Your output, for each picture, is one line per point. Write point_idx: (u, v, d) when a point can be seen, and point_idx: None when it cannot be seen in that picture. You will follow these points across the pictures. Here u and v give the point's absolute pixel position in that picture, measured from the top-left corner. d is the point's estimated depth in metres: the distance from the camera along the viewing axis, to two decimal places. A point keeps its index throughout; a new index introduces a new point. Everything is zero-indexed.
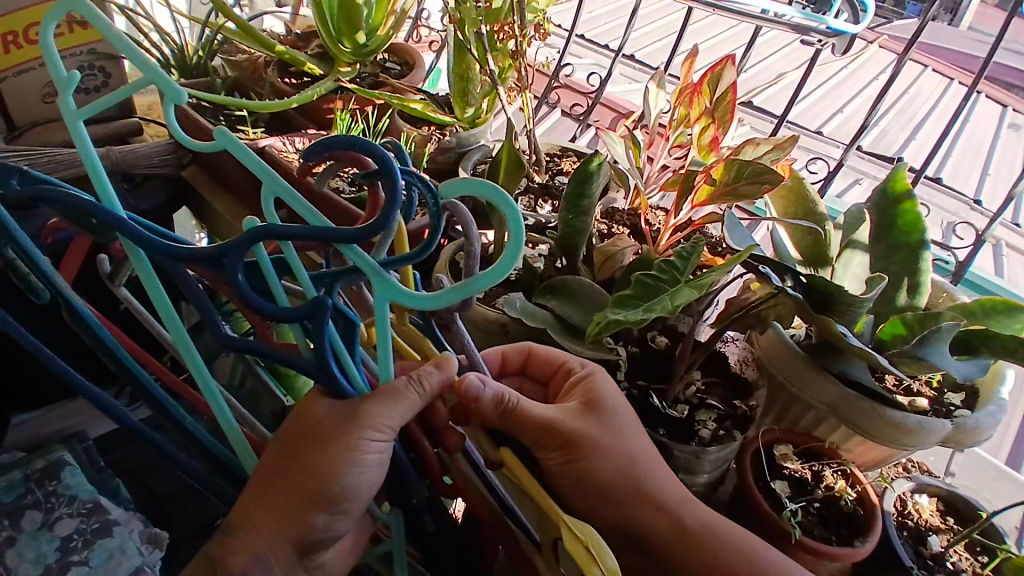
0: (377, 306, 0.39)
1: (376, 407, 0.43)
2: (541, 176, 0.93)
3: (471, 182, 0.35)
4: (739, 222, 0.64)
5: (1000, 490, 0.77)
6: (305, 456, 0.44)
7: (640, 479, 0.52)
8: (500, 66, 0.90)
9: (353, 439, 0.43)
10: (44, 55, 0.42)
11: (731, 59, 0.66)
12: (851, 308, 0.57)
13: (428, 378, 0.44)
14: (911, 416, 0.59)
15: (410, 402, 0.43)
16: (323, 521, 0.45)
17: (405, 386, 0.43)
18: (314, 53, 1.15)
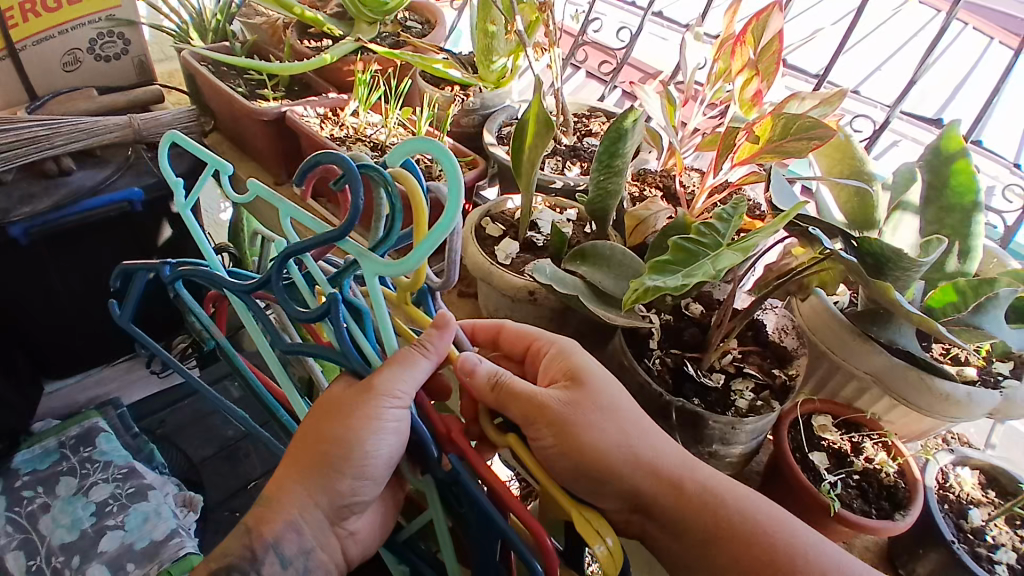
0: (371, 287, 0.42)
1: (389, 373, 0.44)
2: (569, 138, 0.90)
3: (401, 146, 0.39)
4: (785, 180, 0.60)
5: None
6: (325, 425, 0.46)
7: (683, 480, 0.50)
8: (528, 20, 0.85)
9: (369, 410, 0.44)
10: (169, 180, 0.51)
11: (778, 3, 0.61)
12: (908, 273, 0.54)
13: (437, 346, 0.45)
14: (960, 386, 0.56)
15: (420, 369, 0.44)
16: (349, 486, 0.48)
17: (414, 353, 0.44)
18: (332, 15, 1.12)
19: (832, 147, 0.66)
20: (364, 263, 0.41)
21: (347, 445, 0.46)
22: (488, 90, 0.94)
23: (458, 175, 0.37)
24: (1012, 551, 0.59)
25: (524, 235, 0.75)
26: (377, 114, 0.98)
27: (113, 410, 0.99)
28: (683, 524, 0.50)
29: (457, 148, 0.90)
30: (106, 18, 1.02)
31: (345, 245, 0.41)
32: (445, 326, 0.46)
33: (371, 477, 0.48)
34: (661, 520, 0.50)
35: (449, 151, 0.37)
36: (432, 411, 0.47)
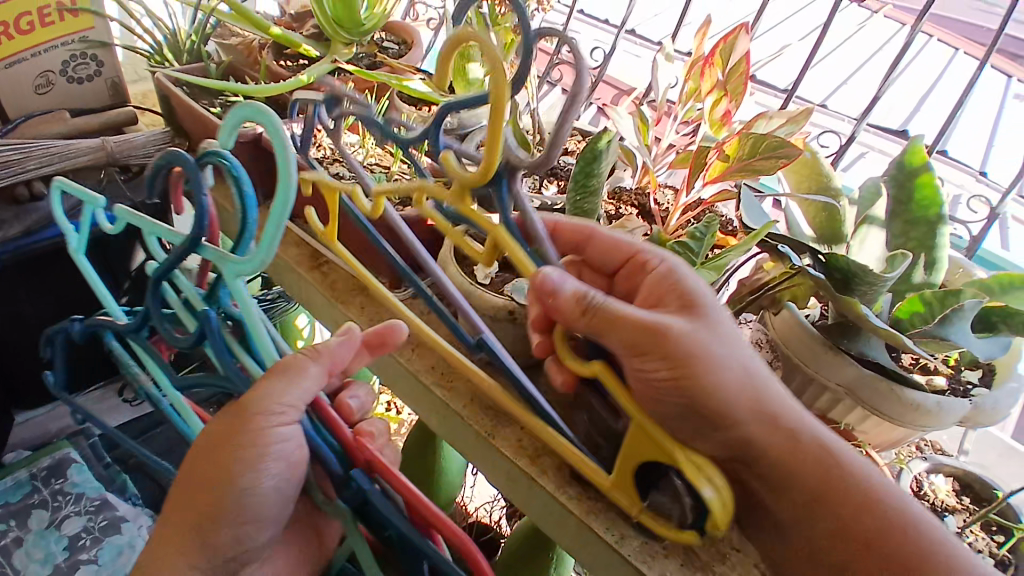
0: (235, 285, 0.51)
1: (275, 388, 0.50)
2: (545, 157, 0.91)
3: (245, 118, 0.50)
4: (754, 199, 0.63)
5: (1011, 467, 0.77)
6: (202, 466, 0.52)
7: (792, 431, 0.54)
8: (503, 42, 0.86)
9: (246, 444, 0.51)
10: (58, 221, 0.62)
11: (745, 26, 0.63)
12: (874, 288, 0.55)
13: (325, 351, 0.53)
14: (930, 396, 0.58)
15: (308, 377, 0.51)
16: (229, 534, 0.53)
17: (302, 358, 0.52)
18: (308, 36, 1.13)
19: (799, 165, 0.67)
20: (223, 267, 0.50)
21: (225, 482, 0.51)
22: (465, 109, 0.96)
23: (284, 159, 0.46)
24: (990, 556, 0.60)
25: (503, 254, 0.76)
26: (354, 134, 0.98)
27: (85, 439, 0.97)
28: (789, 480, 0.55)
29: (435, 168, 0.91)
30: (80, 40, 1.01)
31: (206, 252, 0.51)
32: (349, 336, 0.53)
33: (254, 519, 0.54)
34: (760, 465, 0.54)
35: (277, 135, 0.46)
36: (332, 418, 0.54)
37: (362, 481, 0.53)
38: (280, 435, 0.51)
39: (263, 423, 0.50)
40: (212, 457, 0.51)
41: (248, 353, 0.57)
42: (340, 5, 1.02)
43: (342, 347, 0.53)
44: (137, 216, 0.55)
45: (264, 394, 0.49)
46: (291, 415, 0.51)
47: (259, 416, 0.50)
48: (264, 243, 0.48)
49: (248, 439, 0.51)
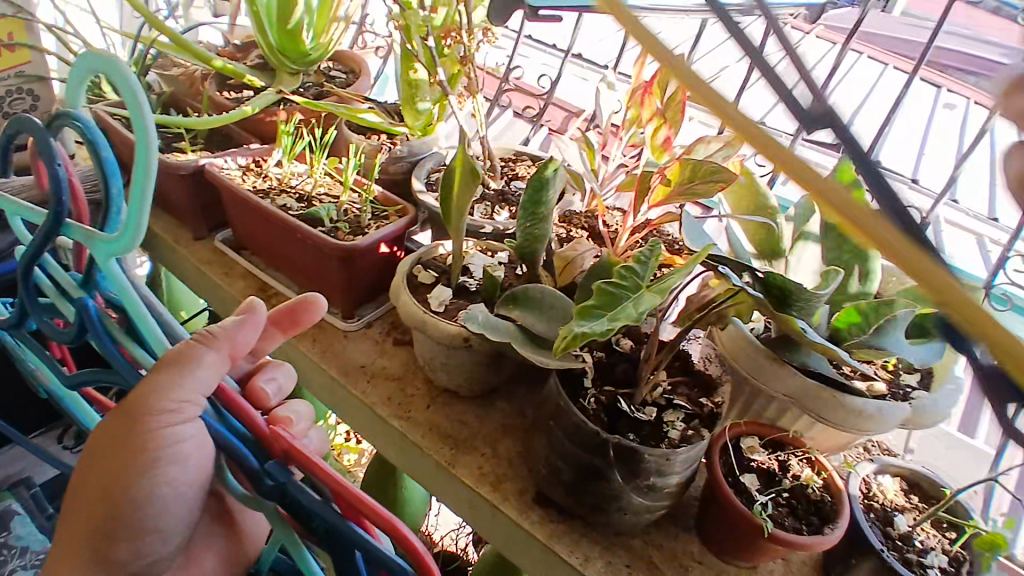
0: (106, 265, 0.51)
1: (170, 375, 0.51)
2: (496, 182, 0.92)
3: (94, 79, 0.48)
4: (696, 222, 0.65)
5: (956, 459, 0.86)
6: (101, 464, 0.58)
7: None
8: (450, 72, 0.88)
9: (138, 445, 0.58)
10: None
11: (681, 57, 0.66)
12: (810, 303, 0.58)
13: (219, 338, 0.54)
14: (871, 402, 0.60)
15: (201, 362, 0.52)
16: (128, 532, 0.61)
17: (195, 344, 0.53)
18: (252, 67, 1.12)
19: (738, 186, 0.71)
20: (92, 244, 0.50)
21: (118, 484, 0.58)
22: (415, 138, 0.96)
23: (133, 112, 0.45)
24: (942, 554, 0.62)
25: (456, 280, 0.76)
26: (301, 163, 0.97)
27: (27, 490, 0.92)
28: None
29: (385, 196, 0.90)
30: (13, 74, 0.98)
31: (74, 232, 0.51)
32: (248, 315, 0.55)
33: (150, 523, 0.63)
34: None
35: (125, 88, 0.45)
36: (238, 404, 0.52)
37: (276, 474, 0.49)
38: (172, 433, 0.57)
39: (157, 424, 0.56)
40: (108, 461, 0.58)
41: (135, 344, 0.56)
42: (286, 38, 1.03)
43: (234, 329, 0.54)
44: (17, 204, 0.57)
45: (154, 388, 0.52)
46: (188, 412, 0.55)
47: (150, 417, 0.55)
48: (128, 226, 0.48)
49: (144, 443, 0.57)
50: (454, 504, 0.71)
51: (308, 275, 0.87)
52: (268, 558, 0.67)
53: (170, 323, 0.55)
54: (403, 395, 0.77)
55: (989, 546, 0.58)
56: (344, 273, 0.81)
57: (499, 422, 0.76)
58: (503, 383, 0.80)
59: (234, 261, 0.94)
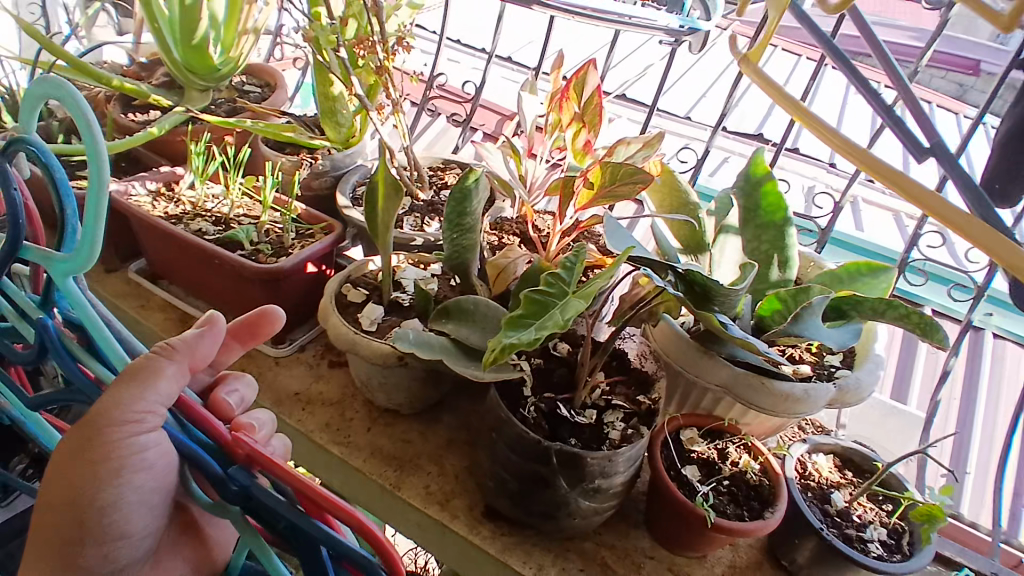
0: (63, 285, 0.43)
1: (130, 391, 0.46)
2: (425, 193, 0.91)
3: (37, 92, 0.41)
4: (619, 224, 0.62)
5: (891, 427, 0.95)
6: (56, 477, 0.50)
7: None
8: (367, 83, 0.86)
9: (96, 455, 0.50)
10: None
11: (593, 62, 0.67)
12: (728, 300, 0.59)
13: (178, 348, 0.48)
14: (797, 385, 0.63)
15: (162, 374, 0.46)
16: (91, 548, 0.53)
17: (154, 357, 0.47)
18: (159, 86, 1.06)
19: (659, 184, 0.75)
20: (48, 265, 0.42)
21: (73, 497, 0.51)
22: (337, 151, 0.93)
23: (79, 116, 0.37)
24: (881, 526, 0.66)
25: (389, 297, 0.74)
26: (217, 184, 0.93)
27: None
28: None
29: (309, 213, 0.87)
30: None
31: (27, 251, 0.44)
32: (211, 326, 0.50)
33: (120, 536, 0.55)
34: None
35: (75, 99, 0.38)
36: (200, 415, 0.46)
37: (239, 478, 0.44)
38: (132, 442, 0.50)
39: (118, 434, 0.49)
40: (60, 473, 0.50)
41: (97, 361, 0.48)
42: (193, 55, 0.98)
43: (196, 339, 0.49)
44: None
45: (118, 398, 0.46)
46: (152, 421, 0.49)
47: (110, 426, 0.48)
48: (83, 243, 0.41)
49: (101, 453, 0.50)
50: (403, 527, 0.69)
51: (233, 301, 0.82)
52: (235, 567, 0.61)
53: (126, 336, 0.47)
54: (342, 420, 0.74)
55: (926, 517, 0.62)
56: (271, 295, 0.78)
57: (444, 438, 0.74)
58: (446, 396, 0.79)
59: (152, 293, 0.89)
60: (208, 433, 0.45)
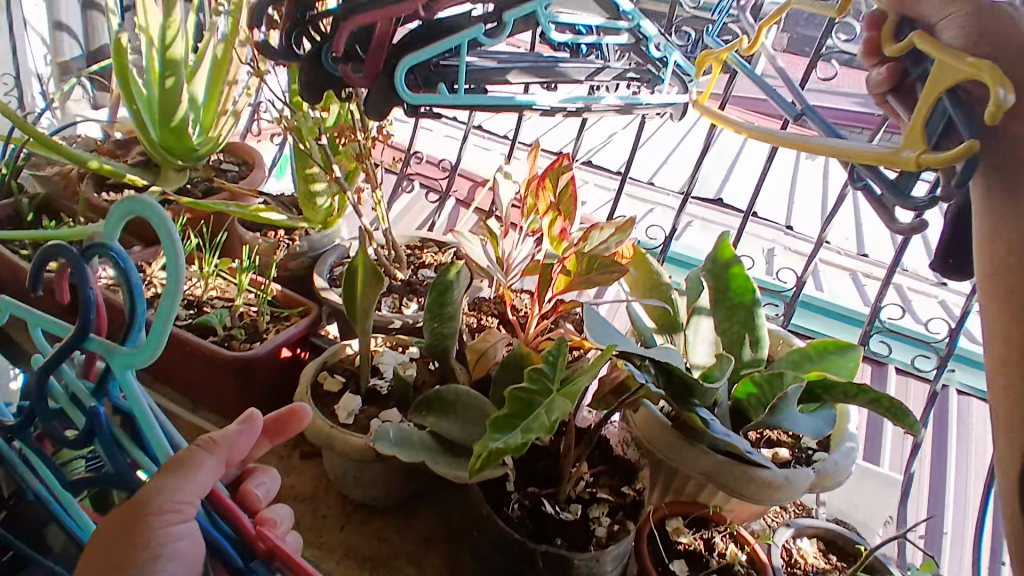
0: (123, 377, 0.44)
1: (168, 483, 0.43)
2: (403, 273, 0.91)
3: (116, 211, 0.42)
4: (598, 314, 0.60)
5: (869, 492, 0.93)
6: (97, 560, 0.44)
7: None
8: (347, 169, 0.85)
9: (143, 537, 0.44)
10: None
11: (567, 158, 0.70)
12: (707, 396, 0.62)
13: (223, 441, 0.47)
14: (779, 471, 0.62)
15: (202, 474, 0.45)
16: None
17: (194, 452, 0.45)
18: (135, 165, 1.06)
19: (634, 263, 0.77)
20: (111, 359, 0.44)
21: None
22: (315, 230, 0.94)
23: (163, 218, 0.40)
24: None
25: (366, 385, 0.72)
26: (191, 265, 0.92)
27: None
28: None
29: (285, 295, 0.86)
30: None
31: (92, 343, 0.44)
32: (249, 423, 0.48)
33: None
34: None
35: (152, 203, 0.40)
36: (228, 506, 0.46)
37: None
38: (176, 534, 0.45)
39: (161, 523, 0.44)
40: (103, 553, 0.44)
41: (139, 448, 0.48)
42: (171, 136, 0.99)
43: (237, 435, 0.47)
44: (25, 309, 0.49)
45: (162, 489, 0.43)
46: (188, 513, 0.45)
47: (151, 513, 0.44)
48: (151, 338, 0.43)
49: (144, 539, 0.44)
50: None
51: (204, 388, 0.80)
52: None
53: (172, 430, 0.49)
54: (316, 517, 0.71)
55: None
56: (245, 382, 0.76)
57: (422, 533, 0.71)
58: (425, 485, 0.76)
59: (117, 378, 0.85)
60: (233, 525, 0.46)
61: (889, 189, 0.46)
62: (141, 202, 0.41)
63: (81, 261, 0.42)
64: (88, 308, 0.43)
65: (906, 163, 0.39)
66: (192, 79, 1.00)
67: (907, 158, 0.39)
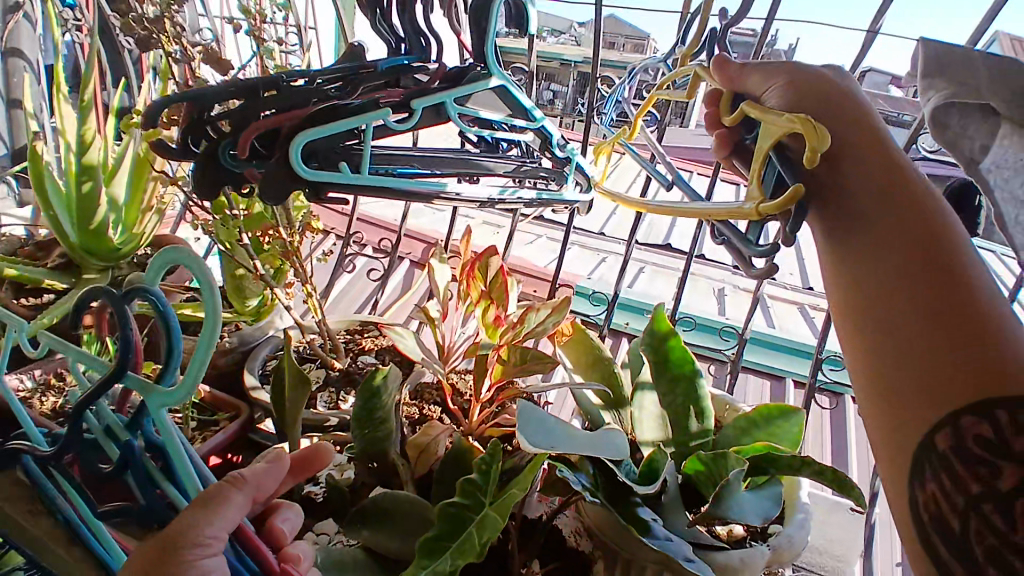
0: (157, 417, 0.43)
1: (193, 520, 0.42)
2: (341, 363, 0.88)
3: (155, 260, 0.40)
4: (532, 413, 0.57)
5: (836, 523, 0.92)
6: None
7: (932, 314, 0.47)
8: (273, 267, 0.87)
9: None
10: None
11: (494, 248, 0.72)
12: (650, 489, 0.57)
13: (251, 479, 0.46)
14: (733, 557, 0.58)
15: (235, 504, 0.44)
16: None
17: (225, 487, 0.44)
18: (54, 267, 1.01)
19: (574, 341, 0.77)
20: (147, 400, 0.42)
21: None
22: (247, 323, 0.93)
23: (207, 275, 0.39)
24: None
25: (300, 493, 0.68)
26: None
27: None
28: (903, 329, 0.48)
29: (213, 397, 0.82)
30: None
31: (127, 381, 0.42)
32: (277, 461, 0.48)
33: None
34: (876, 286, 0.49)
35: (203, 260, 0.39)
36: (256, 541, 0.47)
37: None
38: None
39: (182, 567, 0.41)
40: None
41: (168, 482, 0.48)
42: (90, 237, 0.96)
43: (266, 471, 0.47)
44: (55, 340, 0.48)
45: (193, 523, 0.41)
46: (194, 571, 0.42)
47: (180, 548, 0.41)
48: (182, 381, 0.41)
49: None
50: None
51: None
52: None
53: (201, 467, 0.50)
54: None
55: None
56: None
57: None
58: None
59: None
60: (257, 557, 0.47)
61: (741, 241, 0.51)
62: (187, 251, 0.38)
63: (124, 306, 0.40)
64: (126, 348, 0.41)
65: (748, 214, 0.44)
66: (112, 179, 1.00)
67: (748, 210, 0.43)
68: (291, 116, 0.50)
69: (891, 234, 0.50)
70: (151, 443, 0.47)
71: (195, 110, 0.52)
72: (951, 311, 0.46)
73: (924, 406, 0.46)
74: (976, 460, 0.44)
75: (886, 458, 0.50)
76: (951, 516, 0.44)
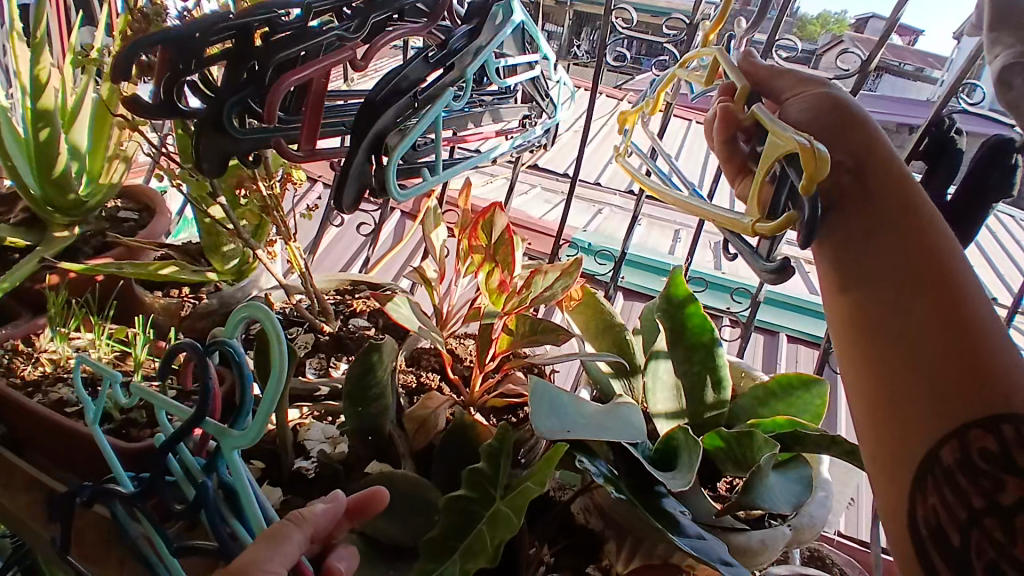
0: (231, 459, 0.42)
1: (255, 553, 0.39)
2: (332, 327, 0.82)
3: (239, 311, 0.42)
4: (547, 394, 0.53)
5: None
6: None
7: (940, 326, 0.43)
8: (253, 224, 0.80)
9: None
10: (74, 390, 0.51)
11: (499, 205, 0.65)
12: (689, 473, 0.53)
13: (312, 516, 0.44)
14: (753, 536, 0.55)
15: (295, 543, 0.41)
16: None
17: (287, 526, 0.42)
18: (17, 222, 0.92)
19: (583, 305, 0.72)
20: (224, 441, 0.41)
21: None
22: (228, 282, 0.86)
23: (280, 326, 0.39)
24: None
25: (290, 468, 0.63)
26: (85, 335, 0.80)
27: None
28: (904, 338, 0.44)
29: None
30: None
31: (206, 424, 0.41)
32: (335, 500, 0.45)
33: None
34: (876, 291, 0.46)
35: (274, 314, 0.40)
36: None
37: None
38: None
39: None
40: None
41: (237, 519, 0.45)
42: (53, 187, 0.87)
43: (326, 511, 0.44)
44: (141, 389, 0.44)
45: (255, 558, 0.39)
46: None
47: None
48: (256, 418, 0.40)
49: None
50: None
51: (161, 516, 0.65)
52: None
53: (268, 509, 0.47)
54: None
55: None
56: None
57: None
58: None
59: None
60: None
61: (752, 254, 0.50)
62: (264, 307, 0.40)
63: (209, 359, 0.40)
64: (208, 394, 0.40)
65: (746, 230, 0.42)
66: (71, 125, 0.91)
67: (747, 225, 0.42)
68: (317, 67, 0.44)
69: (891, 243, 0.47)
70: (224, 483, 0.44)
71: (173, 60, 0.44)
72: (954, 315, 0.43)
73: (927, 419, 0.43)
74: (979, 474, 0.42)
75: (884, 470, 0.46)
76: (952, 531, 0.43)
